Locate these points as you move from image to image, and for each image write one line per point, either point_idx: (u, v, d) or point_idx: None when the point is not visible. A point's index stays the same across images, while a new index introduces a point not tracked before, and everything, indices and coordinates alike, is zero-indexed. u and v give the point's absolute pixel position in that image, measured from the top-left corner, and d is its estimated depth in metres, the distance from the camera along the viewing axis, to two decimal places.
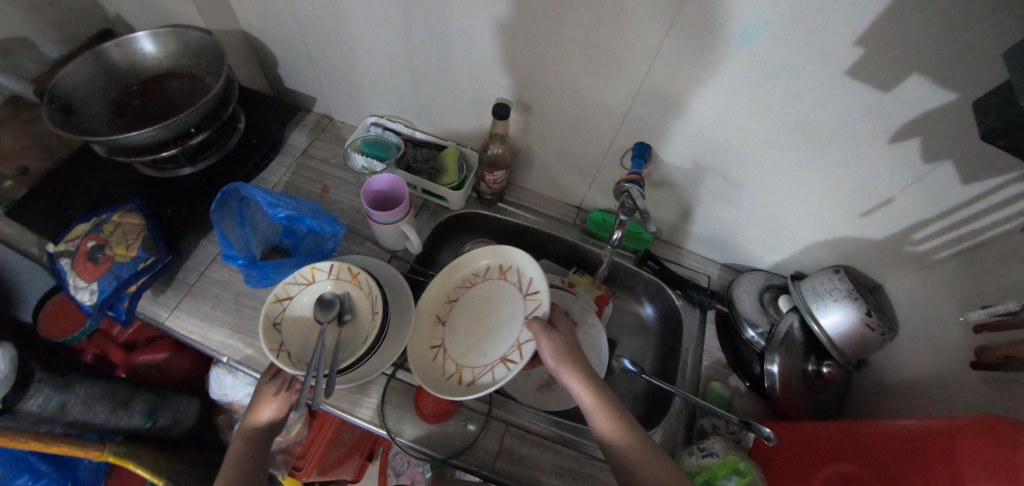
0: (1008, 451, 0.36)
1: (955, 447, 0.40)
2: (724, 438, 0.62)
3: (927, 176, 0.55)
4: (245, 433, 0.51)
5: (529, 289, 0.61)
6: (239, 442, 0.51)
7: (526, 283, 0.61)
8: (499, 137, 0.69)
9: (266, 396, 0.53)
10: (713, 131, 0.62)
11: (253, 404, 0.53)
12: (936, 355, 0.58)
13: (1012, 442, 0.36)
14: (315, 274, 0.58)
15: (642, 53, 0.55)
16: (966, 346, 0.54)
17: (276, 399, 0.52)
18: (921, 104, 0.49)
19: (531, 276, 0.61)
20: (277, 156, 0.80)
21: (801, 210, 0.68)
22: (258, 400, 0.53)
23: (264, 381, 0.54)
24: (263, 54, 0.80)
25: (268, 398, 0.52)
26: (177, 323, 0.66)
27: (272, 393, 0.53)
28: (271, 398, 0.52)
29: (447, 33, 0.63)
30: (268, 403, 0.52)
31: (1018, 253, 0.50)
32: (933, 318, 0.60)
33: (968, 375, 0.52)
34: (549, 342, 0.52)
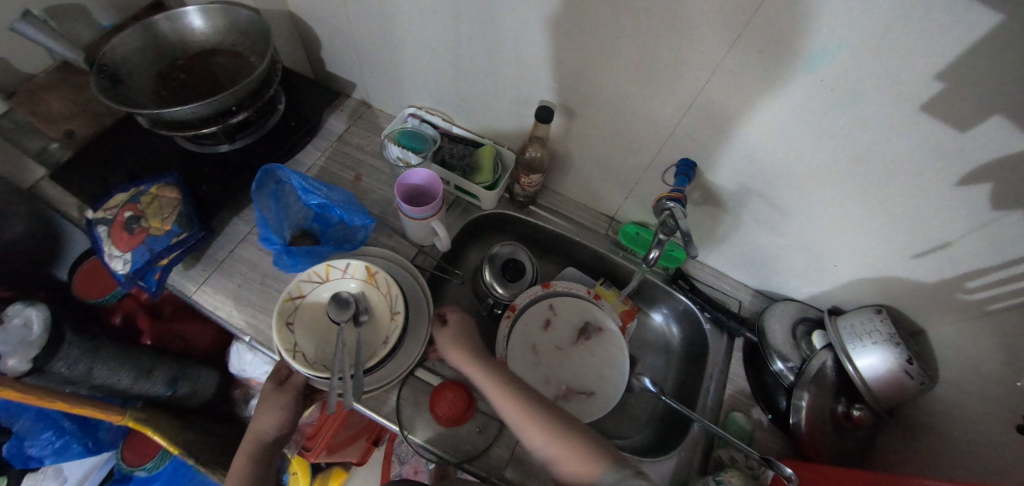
0: None
1: None
2: (741, 472, 0.60)
3: (994, 224, 0.52)
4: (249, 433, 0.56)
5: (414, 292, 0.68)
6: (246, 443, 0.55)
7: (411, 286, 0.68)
8: (538, 140, 0.68)
9: (269, 399, 0.56)
10: (762, 154, 0.59)
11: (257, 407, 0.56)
12: (983, 413, 0.55)
13: None
14: (318, 277, 0.61)
15: (699, 68, 0.53)
16: (1015, 409, 0.51)
17: (276, 402, 0.56)
18: (999, 148, 0.45)
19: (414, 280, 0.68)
20: (313, 139, 0.80)
21: (846, 244, 0.65)
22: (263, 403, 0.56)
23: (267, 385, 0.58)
24: (308, 35, 0.80)
25: (271, 400, 0.56)
26: (205, 297, 0.67)
27: (274, 396, 0.56)
28: (273, 400, 0.56)
29: (496, 30, 0.61)
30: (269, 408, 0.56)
31: None
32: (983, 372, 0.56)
33: (1015, 439, 0.49)
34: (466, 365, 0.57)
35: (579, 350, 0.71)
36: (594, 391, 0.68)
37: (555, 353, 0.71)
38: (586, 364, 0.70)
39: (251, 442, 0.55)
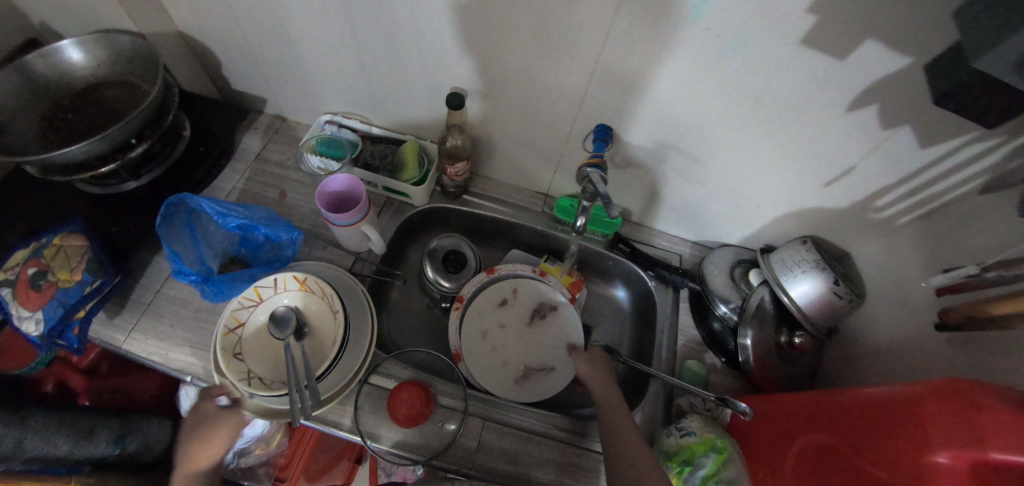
0: (970, 418, 0.39)
1: (923, 417, 0.42)
2: (701, 415, 0.64)
3: (888, 143, 0.56)
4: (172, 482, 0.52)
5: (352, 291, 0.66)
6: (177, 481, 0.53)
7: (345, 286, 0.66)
8: (456, 128, 0.67)
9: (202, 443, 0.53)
10: (673, 109, 0.61)
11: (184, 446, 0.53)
12: (906, 319, 0.59)
13: (974, 406, 0.39)
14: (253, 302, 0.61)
15: (596, 32, 0.53)
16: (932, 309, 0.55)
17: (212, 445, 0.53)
18: (878, 69, 0.48)
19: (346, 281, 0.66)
20: (228, 162, 0.76)
21: (765, 184, 0.68)
22: (194, 442, 0.53)
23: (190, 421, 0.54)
24: (202, 53, 0.76)
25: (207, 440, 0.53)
26: (136, 345, 0.63)
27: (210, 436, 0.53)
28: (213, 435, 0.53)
29: (394, 22, 0.60)
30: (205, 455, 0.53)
31: (983, 214, 0.52)
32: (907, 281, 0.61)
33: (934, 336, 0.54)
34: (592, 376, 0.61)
35: (535, 325, 0.72)
36: (554, 365, 0.70)
37: (514, 334, 0.72)
38: (542, 338, 0.71)
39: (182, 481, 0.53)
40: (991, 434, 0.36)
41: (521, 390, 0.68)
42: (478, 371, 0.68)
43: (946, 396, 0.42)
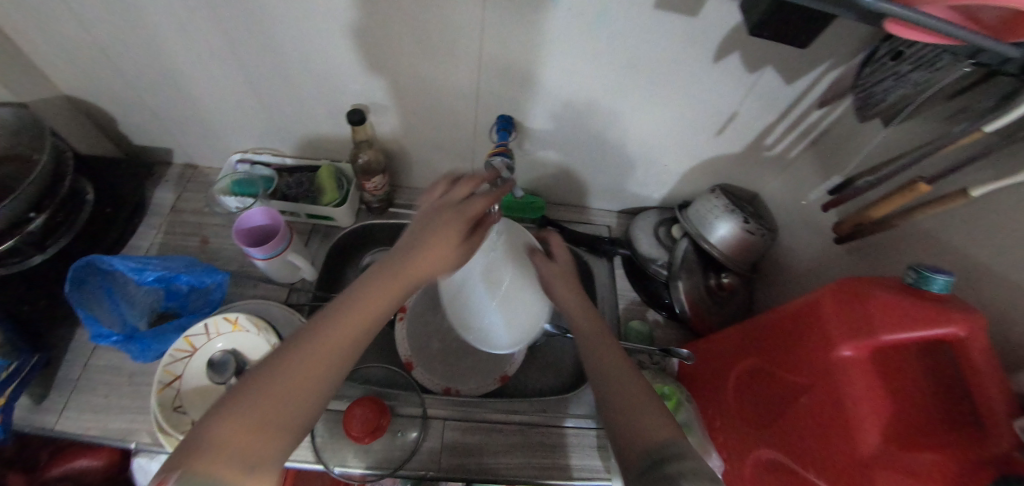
0: (865, 317, 0.43)
1: (823, 323, 0.46)
2: (650, 370, 0.68)
3: (757, 84, 0.61)
4: (292, 428, 0.36)
5: (288, 322, 0.64)
6: (240, 444, 0.33)
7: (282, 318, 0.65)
8: (365, 144, 0.69)
9: (289, 384, 0.37)
10: (565, 90, 0.64)
11: (253, 381, 0.37)
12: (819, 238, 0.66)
13: (866, 301, 0.43)
14: (454, 227, 0.48)
15: (470, 30, 0.56)
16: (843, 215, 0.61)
17: (298, 400, 0.37)
18: (727, 19, 0.53)
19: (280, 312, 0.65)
20: (141, 219, 0.76)
21: (666, 141, 0.72)
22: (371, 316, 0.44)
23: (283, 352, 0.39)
24: (94, 113, 0.75)
25: (293, 377, 0.37)
26: (70, 423, 0.59)
27: (308, 377, 0.38)
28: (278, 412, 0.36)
29: (278, 51, 0.61)
30: (323, 372, 0.39)
31: (856, 131, 0.59)
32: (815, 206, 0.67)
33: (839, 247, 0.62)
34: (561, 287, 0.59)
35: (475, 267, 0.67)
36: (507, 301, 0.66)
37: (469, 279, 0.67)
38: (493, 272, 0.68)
39: (250, 458, 0.34)
40: (880, 321, 0.42)
41: (514, 328, 0.65)
42: (431, 373, 0.72)
43: (836, 292, 0.46)
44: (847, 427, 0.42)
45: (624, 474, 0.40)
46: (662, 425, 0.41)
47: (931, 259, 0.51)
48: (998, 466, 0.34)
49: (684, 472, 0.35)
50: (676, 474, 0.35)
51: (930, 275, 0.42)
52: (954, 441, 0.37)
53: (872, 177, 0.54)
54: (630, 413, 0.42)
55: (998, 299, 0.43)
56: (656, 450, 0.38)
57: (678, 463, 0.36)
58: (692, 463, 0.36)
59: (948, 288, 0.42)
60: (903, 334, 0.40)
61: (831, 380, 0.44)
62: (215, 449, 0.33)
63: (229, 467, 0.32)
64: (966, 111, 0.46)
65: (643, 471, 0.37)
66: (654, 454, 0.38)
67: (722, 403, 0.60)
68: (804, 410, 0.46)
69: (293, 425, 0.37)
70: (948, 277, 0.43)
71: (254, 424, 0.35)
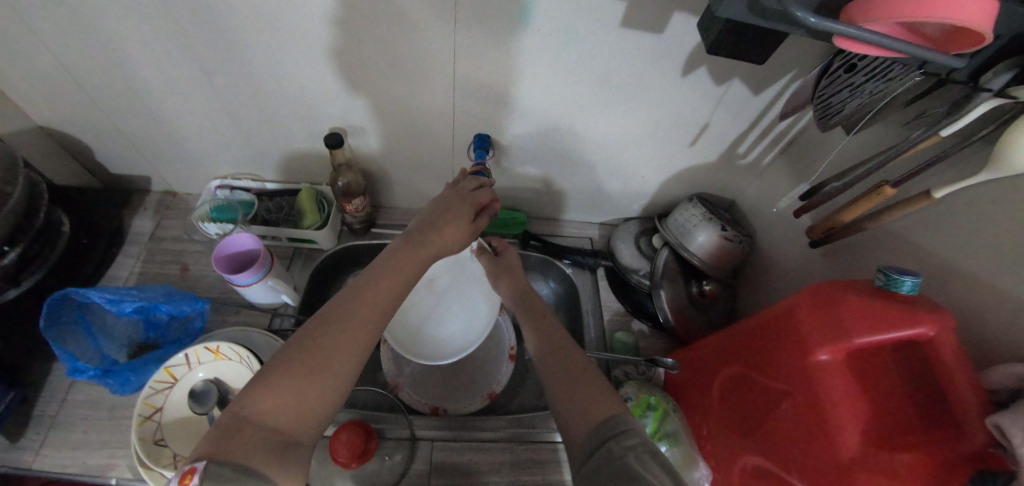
0: (838, 319, 0.43)
1: (798, 327, 0.46)
2: (637, 381, 0.68)
3: (726, 96, 0.63)
4: (340, 379, 0.41)
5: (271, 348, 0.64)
6: (294, 392, 0.38)
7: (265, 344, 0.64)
8: (345, 167, 0.70)
9: (334, 340, 0.42)
10: (540, 108, 0.65)
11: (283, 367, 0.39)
12: (795, 243, 0.67)
13: (839, 304, 0.44)
14: (465, 210, 0.57)
15: (442, 52, 0.57)
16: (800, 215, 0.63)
17: (342, 353, 0.42)
18: (691, 35, 0.54)
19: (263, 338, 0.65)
20: (120, 249, 0.76)
21: (642, 153, 0.73)
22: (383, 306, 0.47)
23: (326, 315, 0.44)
24: (72, 145, 0.75)
25: (338, 335, 0.42)
26: (46, 462, 0.58)
27: (347, 336, 0.43)
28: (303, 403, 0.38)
29: (253, 78, 0.61)
30: (361, 330, 0.44)
31: (821, 139, 0.61)
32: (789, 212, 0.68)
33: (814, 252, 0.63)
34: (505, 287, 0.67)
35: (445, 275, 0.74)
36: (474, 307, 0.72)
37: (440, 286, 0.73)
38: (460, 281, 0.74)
39: (304, 403, 0.38)
40: (851, 323, 0.42)
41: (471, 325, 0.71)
42: (419, 394, 0.70)
43: (809, 298, 0.47)
44: (827, 430, 0.42)
45: (572, 455, 0.43)
46: (607, 405, 0.44)
47: (899, 260, 0.52)
48: (974, 463, 0.35)
49: (627, 448, 0.38)
50: (621, 454, 0.38)
51: (897, 277, 0.43)
52: (930, 441, 0.38)
53: (839, 184, 0.56)
54: (569, 397, 0.47)
55: (965, 298, 0.44)
56: (603, 428, 0.42)
57: (623, 441, 0.39)
58: (634, 440, 0.40)
59: (915, 289, 0.43)
60: (875, 337, 0.41)
61: (810, 384, 0.44)
62: (272, 398, 0.37)
63: (284, 412, 0.37)
64: (924, 115, 0.46)
65: (589, 452, 0.40)
66: (601, 433, 0.41)
67: (708, 411, 0.60)
68: (786, 415, 0.46)
69: (340, 376, 0.41)
70: (916, 277, 0.43)
71: (306, 373, 0.39)
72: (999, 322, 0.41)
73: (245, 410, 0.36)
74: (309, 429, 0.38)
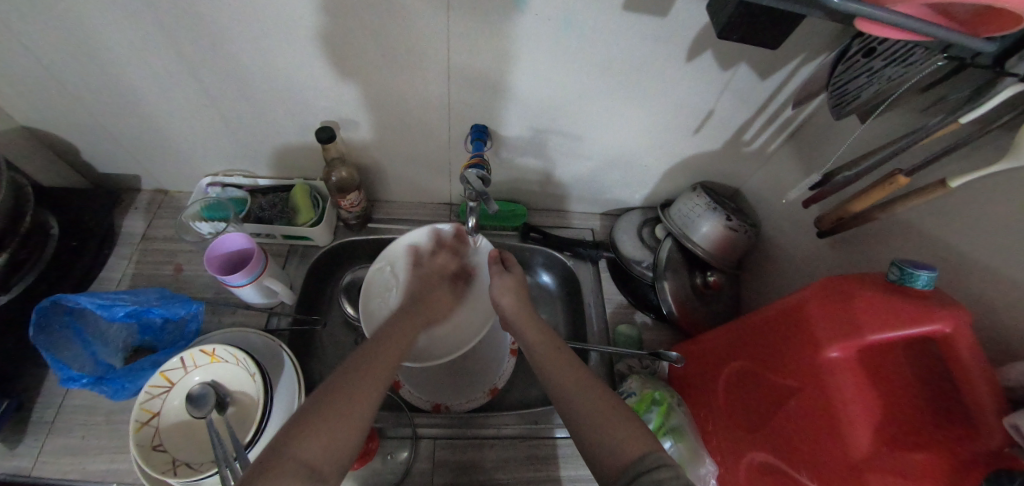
0: (847, 315, 0.42)
1: (808, 322, 0.45)
2: (640, 375, 0.67)
3: (731, 82, 0.60)
4: (359, 420, 0.41)
5: (268, 350, 0.62)
6: (326, 427, 0.39)
7: (261, 345, 0.63)
8: (337, 161, 0.69)
9: (353, 379, 0.44)
10: (539, 96, 0.63)
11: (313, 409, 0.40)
12: (802, 234, 0.66)
13: (849, 299, 0.43)
14: (443, 287, 0.66)
15: (435, 39, 0.54)
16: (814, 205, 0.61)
17: (361, 390, 0.43)
18: (696, 19, 0.52)
19: (257, 340, 0.63)
20: (112, 250, 0.74)
21: (645, 141, 0.71)
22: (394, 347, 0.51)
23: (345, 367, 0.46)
24: (57, 145, 0.72)
25: (361, 374, 0.44)
26: (47, 468, 0.57)
27: (366, 375, 0.45)
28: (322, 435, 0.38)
29: (238, 71, 0.59)
30: (379, 369, 0.46)
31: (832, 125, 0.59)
32: (798, 202, 0.66)
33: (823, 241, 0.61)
34: (508, 299, 0.59)
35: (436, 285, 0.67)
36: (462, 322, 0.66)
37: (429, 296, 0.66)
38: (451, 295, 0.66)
39: (333, 438, 0.39)
40: (864, 318, 0.41)
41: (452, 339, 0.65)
42: (421, 390, 0.70)
43: (819, 292, 0.46)
44: (838, 429, 0.41)
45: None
46: (639, 442, 0.39)
47: (912, 251, 0.50)
48: (988, 462, 0.34)
49: (660, 483, 0.34)
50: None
51: (912, 272, 0.41)
52: (945, 439, 0.37)
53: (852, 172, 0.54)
54: (596, 426, 0.42)
55: (981, 291, 0.43)
56: (634, 464, 0.36)
57: (654, 475, 0.35)
58: (668, 473, 0.35)
59: (932, 283, 0.41)
60: (888, 333, 0.39)
61: (821, 383, 0.42)
62: (301, 436, 0.38)
63: (314, 447, 0.37)
64: (942, 101, 0.45)
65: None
66: (633, 468, 0.36)
67: (713, 405, 0.59)
68: (794, 415, 0.46)
69: (360, 417, 0.41)
70: (932, 271, 0.41)
71: (331, 415, 0.40)
72: (1020, 316, 0.39)
73: (279, 449, 0.37)
74: (334, 469, 0.38)
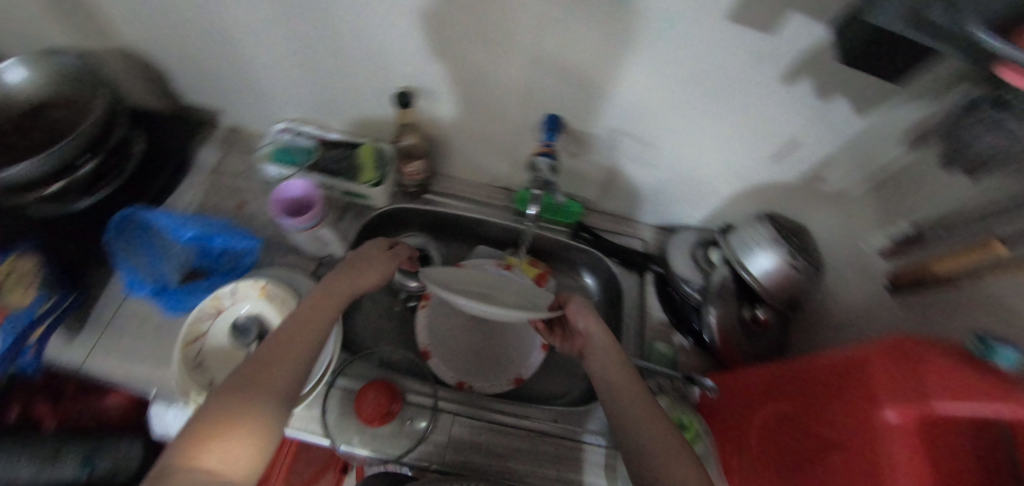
0: (914, 378, 0.39)
1: (866, 375, 0.42)
2: (670, 395, 0.65)
3: (826, 114, 0.57)
4: (259, 419, 0.40)
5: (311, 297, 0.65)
6: (220, 436, 0.37)
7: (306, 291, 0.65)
8: (409, 127, 0.70)
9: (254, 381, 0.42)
10: (619, 97, 0.62)
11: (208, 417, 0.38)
12: (869, 287, 0.62)
13: (917, 361, 0.39)
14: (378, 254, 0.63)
15: (530, 23, 0.53)
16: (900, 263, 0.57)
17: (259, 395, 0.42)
18: (801, 42, 0.49)
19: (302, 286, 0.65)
20: (184, 177, 0.78)
21: (720, 159, 0.68)
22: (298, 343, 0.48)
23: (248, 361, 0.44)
24: (154, 69, 0.77)
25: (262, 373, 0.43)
26: (97, 365, 0.61)
27: (269, 375, 0.44)
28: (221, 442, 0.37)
29: (332, 27, 0.60)
30: (280, 368, 0.45)
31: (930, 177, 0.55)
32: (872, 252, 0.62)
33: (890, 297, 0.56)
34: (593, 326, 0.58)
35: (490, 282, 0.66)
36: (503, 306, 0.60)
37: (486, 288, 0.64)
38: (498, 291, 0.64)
39: (234, 445, 0.38)
40: (931, 383, 0.37)
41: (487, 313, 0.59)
42: (448, 365, 0.71)
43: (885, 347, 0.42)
44: None
45: None
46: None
47: None
48: None
49: None
50: None
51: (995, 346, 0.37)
52: None
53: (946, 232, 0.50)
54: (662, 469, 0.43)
55: None
56: None
57: None
58: None
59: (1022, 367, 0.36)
60: (956, 404, 0.35)
61: (868, 438, 0.40)
62: (195, 444, 0.36)
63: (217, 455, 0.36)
64: None
65: None
66: None
67: (745, 441, 0.57)
68: (833, 467, 0.43)
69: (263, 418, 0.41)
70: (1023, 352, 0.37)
71: (222, 417, 0.39)
72: None
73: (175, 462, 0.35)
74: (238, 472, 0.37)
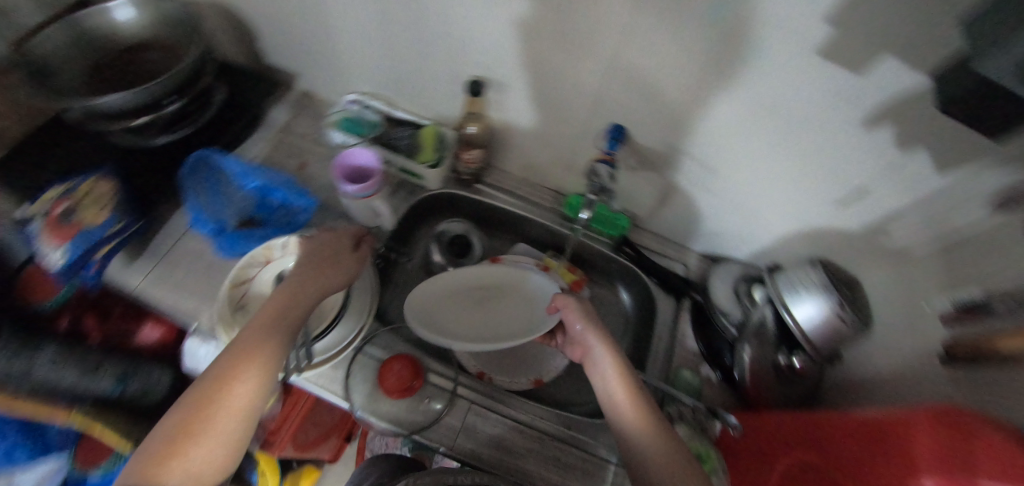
0: (965, 452, 0.34)
1: (910, 443, 0.39)
2: (689, 425, 0.64)
3: (904, 166, 0.54)
4: (222, 434, 0.42)
5: None
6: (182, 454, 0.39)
7: None
8: (474, 116, 0.73)
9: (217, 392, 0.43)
10: (686, 113, 0.61)
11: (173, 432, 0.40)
12: (900, 355, 0.59)
13: (972, 436, 0.35)
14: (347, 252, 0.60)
15: (612, 29, 0.54)
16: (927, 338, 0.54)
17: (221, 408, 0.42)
18: (890, 87, 0.47)
19: None
20: (254, 131, 0.82)
21: (779, 194, 0.67)
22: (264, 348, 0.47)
23: (215, 367, 0.45)
24: (245, 27, 0.81)
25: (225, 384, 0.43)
26: (148, 290, 0.65)
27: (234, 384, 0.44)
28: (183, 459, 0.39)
29: (418, 8, 0.62)
30: (246, 375, 0.44)
31: None
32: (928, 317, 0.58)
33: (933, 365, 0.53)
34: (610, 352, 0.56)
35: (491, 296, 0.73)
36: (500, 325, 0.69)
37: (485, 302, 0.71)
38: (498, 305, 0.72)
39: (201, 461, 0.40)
40: (982, 456, 0.33)
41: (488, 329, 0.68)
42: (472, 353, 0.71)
43: (935, 421, 0.39)
44: None
45: None
46: None
47: None
48: None
49: None
50: None
51: None
52: None
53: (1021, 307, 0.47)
54: None
55: None
56: None
57: None
58: None
59: None
60: None
61: None
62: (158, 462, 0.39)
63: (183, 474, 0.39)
64: None
65: None
66: None
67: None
68: None
69: (228, 431, 0.42)
70: None
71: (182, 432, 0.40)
72: None
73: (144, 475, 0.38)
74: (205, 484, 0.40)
